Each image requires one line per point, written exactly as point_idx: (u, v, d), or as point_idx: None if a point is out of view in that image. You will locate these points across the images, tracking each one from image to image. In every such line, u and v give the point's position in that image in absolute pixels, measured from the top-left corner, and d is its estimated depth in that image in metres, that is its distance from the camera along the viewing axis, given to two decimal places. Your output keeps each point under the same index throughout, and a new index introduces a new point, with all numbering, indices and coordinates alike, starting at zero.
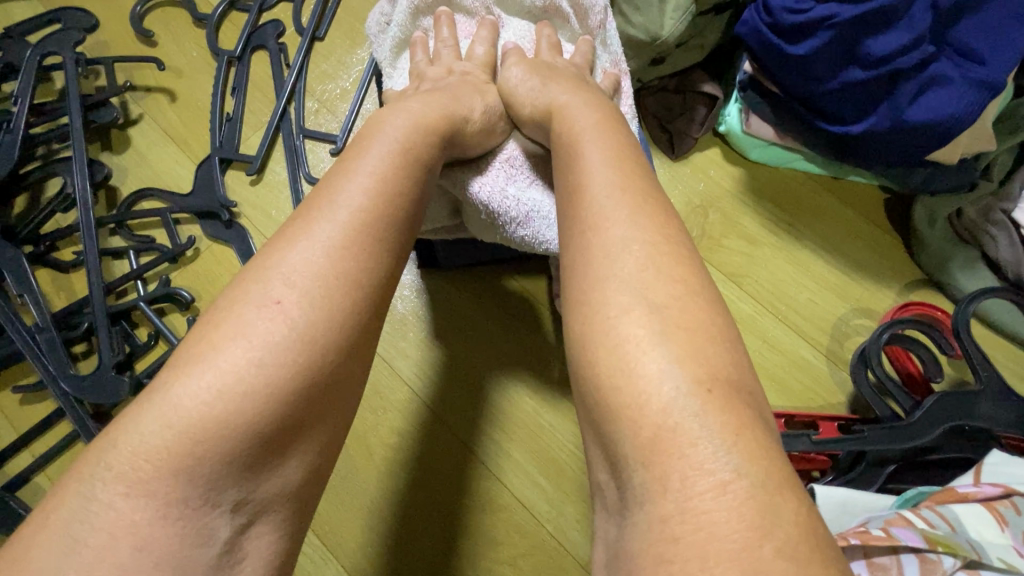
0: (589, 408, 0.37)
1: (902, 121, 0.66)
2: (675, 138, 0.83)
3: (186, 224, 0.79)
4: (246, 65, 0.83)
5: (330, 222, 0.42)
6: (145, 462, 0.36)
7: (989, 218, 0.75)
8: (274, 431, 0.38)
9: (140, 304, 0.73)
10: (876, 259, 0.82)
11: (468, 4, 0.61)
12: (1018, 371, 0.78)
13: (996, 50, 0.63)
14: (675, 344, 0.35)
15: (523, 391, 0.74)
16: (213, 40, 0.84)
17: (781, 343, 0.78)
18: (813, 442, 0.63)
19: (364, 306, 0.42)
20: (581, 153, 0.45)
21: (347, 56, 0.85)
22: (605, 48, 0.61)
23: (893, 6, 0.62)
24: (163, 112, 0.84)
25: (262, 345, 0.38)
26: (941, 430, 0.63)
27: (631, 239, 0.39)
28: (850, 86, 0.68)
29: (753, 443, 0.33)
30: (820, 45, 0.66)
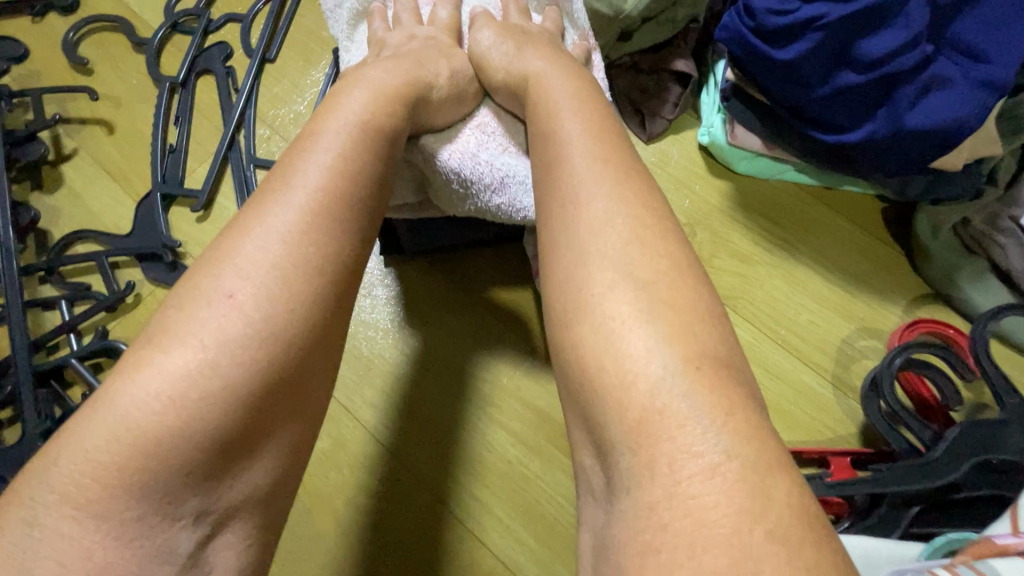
0: (574, 397, 0.33)
1: (902, 128, 0.60)
2: (647, 119, 0.79)
3: (126, 268, 0.71)
4: (190, 91, 0.77)
5: (290, 206, 0.39)
6: (76, 482, 0.31)
7: (996, 225, 0.68)
8: (236, 437, 0.35)
9: (72, 360, 0.64)
10: (875, 274, 0.77)
11: None
12: None
13: (1004, 45, 0.56)
14: (659, 321, 0.32)
15: (503, 417, 0.69)
16: (156, 68, 0.78)
17: (784, 368, 0.72)
18: (828, 486, 0.59)
19: (330, 296, 0.39)
20: (555, 121, 0.42)
21: (301, 78, 0.79)
22: (572, 20, 0.58)
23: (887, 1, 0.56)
24: (102, 149, 0.76)
25: (216, 345, 0.35)
26: (968, 465, 0.56)
27: (612, 210, 0.36)
28: (845, 91, 0.62)
29: (742, 418, 0.29)
30: (810, 47, 0.60)
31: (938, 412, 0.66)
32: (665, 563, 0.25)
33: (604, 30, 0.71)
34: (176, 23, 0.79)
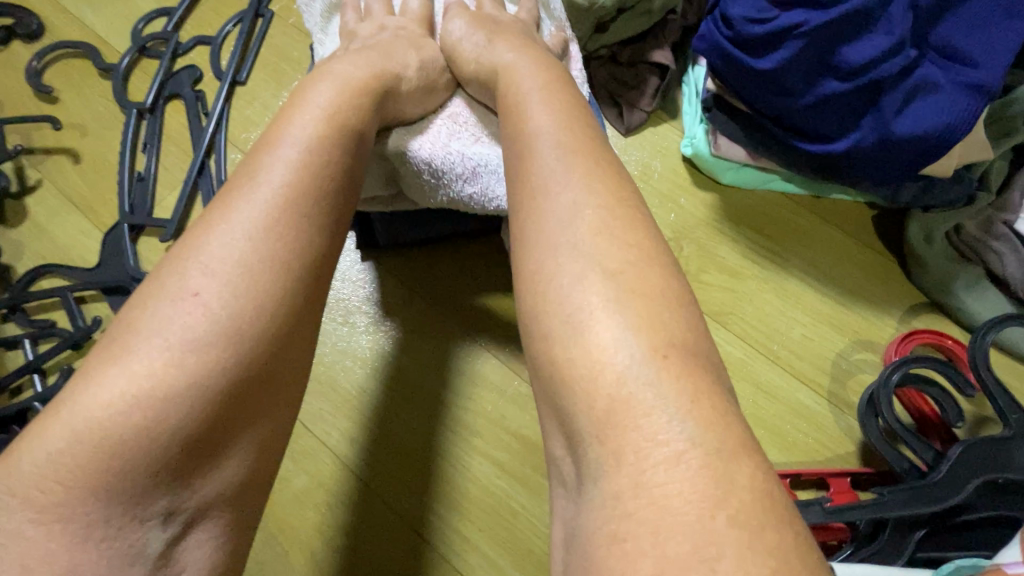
0: (543, 392, 0.32)
1: (889, 136, 0.49)
2: (624, 109, 0.60)
3: (93, 303, 0.53)
4: (160, 117, 0.59)
5: (254, 202, 0.35)
6: (29, 488, 0.27)
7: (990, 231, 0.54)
8: (206, 433, 0.30)
9: (33, 406, 0.48)
10: (875, 285, 0.58)
11: None
12: None
13: (992, 46, 0.45)
14: (628, 308, 0.30)
15: (494, 449, 0.55)
16: (121, 92, 0.59)
17: (805, 408, 0.54)
18: (828, 512, 0.46)
19: (300, 292, 0.35)
20: (523, 113, 0.41)
21: (274, 99, 0.60)
22: (550, 11, 0.53)
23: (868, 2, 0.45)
24: (66, 178, 0.57)
25: (182, 343, 0.30)
26: (973, 487, 0.46)
27: (581, 200, 0.35)
28: (830, 101, 0.50)
29: (704, 402, 0.27)
30: (791, 56, 0.49)
31: (938, 427, 0.54)
32: (630, 553, 0.24)
33: (576, 14, 0.55)
34: (139, 43, 0.61)
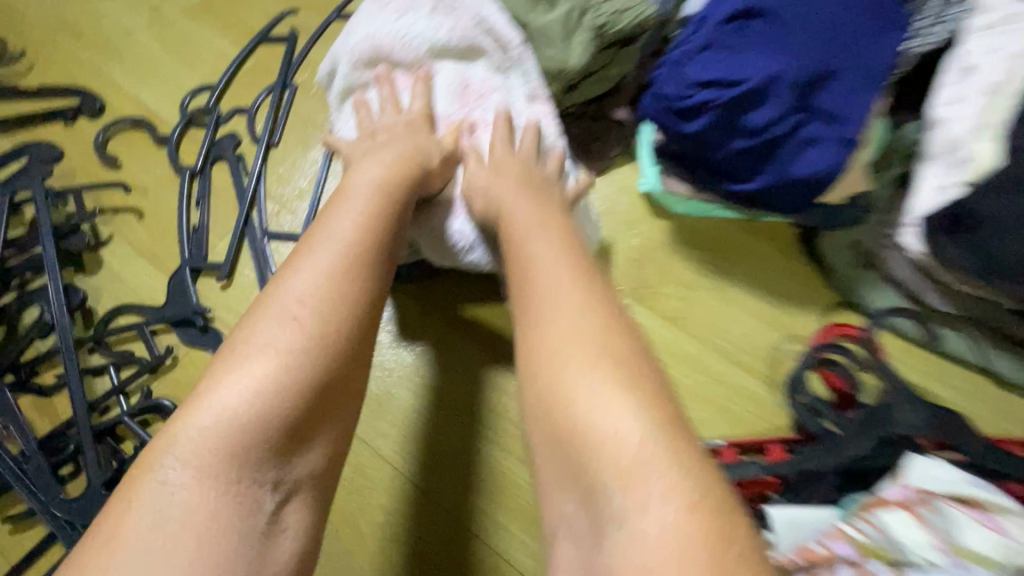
0: (540, 448, 0.39)
1: (789, 183, 0.54)
2: (591, 154, 0.70)
3: (163, 333, 0.67)
4: (208, 177, 0.73)
5: (329, 250, 0.46)
6: (185, 457, 0.36)
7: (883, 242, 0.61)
8: (303, 419, 0.40)
9: (124, 417, 0.61)
10: (809, 285, 0.64)
11: (403, 58, 0.61)
12: (996, 408, 0.58)
13: (858, 106, 0.52)
14: (605, 369, 0.36)
15: (499, 432, 0.64)
16: (176, 158, 0.74)
17: (752, 393, 0.62)
18: (764, 467, 0.53)
19: (366, 321, 0.45)
20: (524, 221, 0.50)
21: (303, 158, 0.74)
22: (524, 80, 0.60)
23: (755, 80, 0.51)
24: (134, 232, 0.72)
25: (288, 351, 0.40)
26: (872, 444, 0.52)
27: (568, 283, 0.43)
28: (737, 157, 0.55)
29: (663, 427, 0.33)
30: (705, 122, 0.54)
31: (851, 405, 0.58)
32: None
33: (549, 77, 0.62)
34: (187, 117, 0.76)
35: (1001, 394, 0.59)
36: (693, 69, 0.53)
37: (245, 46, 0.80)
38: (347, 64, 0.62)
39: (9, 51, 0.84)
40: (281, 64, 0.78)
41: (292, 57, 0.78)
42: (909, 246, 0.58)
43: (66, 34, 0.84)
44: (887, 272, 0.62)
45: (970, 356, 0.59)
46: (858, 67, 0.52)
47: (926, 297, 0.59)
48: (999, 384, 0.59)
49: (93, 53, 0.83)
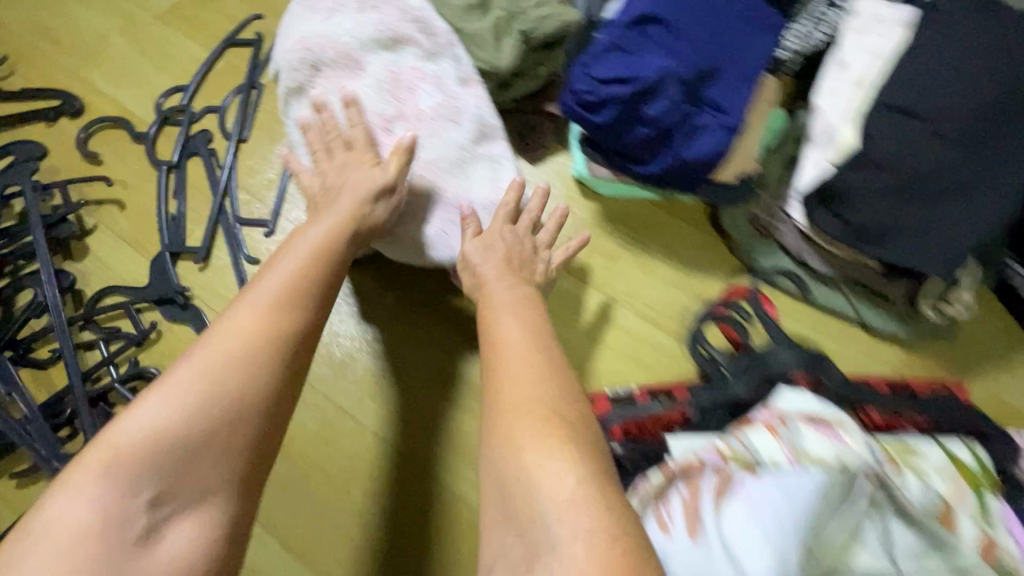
0: (491, 502, 0.42)
1: (684, 164, 0.64)
2: (528, 145, 0.79)
3: (147, 312, 0.74)
4: (184, 171, 0.81)
5: (253, 291, 0.51)
6: (95, 457, 0.41)
7: (773, 215, 0.71)
8: (195, 443, 0.44)
9: (114, 384, 0.69)
10: (715, 256, 0.75)
11: (334, 58, 0.65)
12: (862, 356, 0.70)
13: (735, 99, 0.62)
14: (554, 434, 0.41)
15: (449, 391, 0.72)
16: (153, 153, 0.82)
17: (665, 348, 0.72)
18: (663, 403, 0.62)
19: (281, 356, 0.49)
20: (499, 304, 0.54)
21: (269, 152, 0.82)
22: (455, 64, 0.65)
23: (649, 78, 0.60)
24: (116, 222, 0.79)
25: (189, 381, 0.45)
26: (751, 381, 0.62)
27: (533, 361, 0.47)
28: (639, 144, 0.64)
29: (590, 483, 0.38)
30: (610, 115, 0.62)
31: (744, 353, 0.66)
32: None
33: (484, 76, 0.71)
34: (162, 115, 0.83)
35: (867, 342, 0.70)
36: (599, 67, 0.62)
37: (213, 50, 0.87)
38: (286, 70, 0.66)
39: None
40: (247, 66, 0.86)
41: (258, 60, 0.86)
42: (796, 217, 0.69)
43: (44, 41, 0.90)
44: (778, 242, 0.72)
45: (844, 310, 0.70)
46: (734, 66, 0.63)
47: (808, 261, 0.70)
48: (869, 334, 0.70)
49: (71, 58, 0.89)
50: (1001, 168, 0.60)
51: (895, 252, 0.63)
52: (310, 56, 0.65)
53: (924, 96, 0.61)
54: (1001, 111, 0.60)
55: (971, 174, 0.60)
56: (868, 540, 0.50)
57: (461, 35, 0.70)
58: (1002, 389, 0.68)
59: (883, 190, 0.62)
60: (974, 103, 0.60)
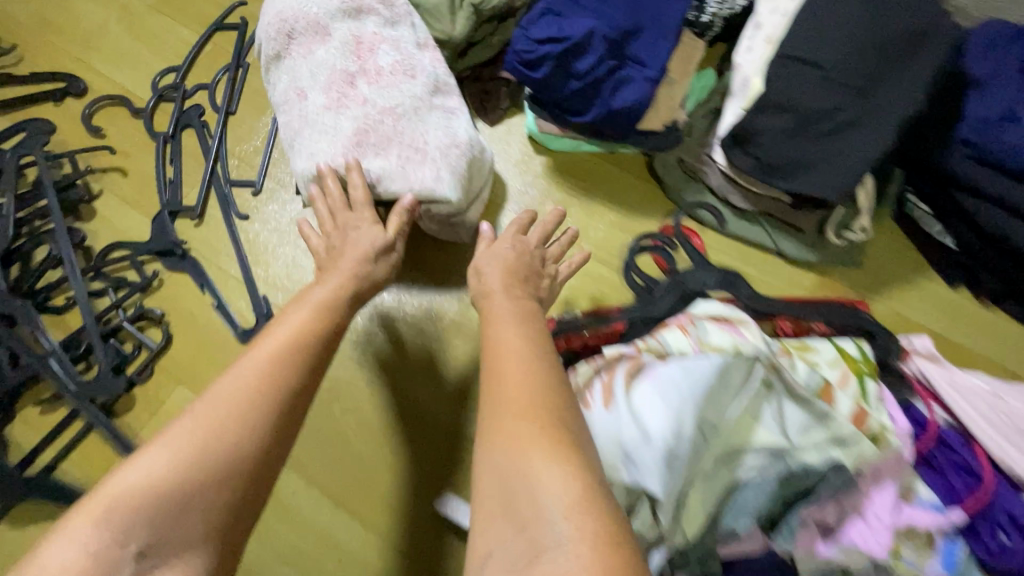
0: (485, 496, 0.43)
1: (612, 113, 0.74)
2: (485, 107, 0.88)
3: (150, 263, 0.84)
4: (179, 141, 0.90)
5: (265, 344, 0.53)
6: (93, 507, 0.42)
7: (700, 160, 0.81)
8: (196, 491, 0.45)
9: (123, 323, 0.78)
10: (653, 200, 0.84)
11: (306, 27, 0.74)
12: (780, 281, 0.79)
13: (654, 54, 0.73)
14: (549, 445, 0.43)
15: (425, 329, 0.81)
16: (151, 126, 0.91)
17: (609, 282, 0.81)
18: (599, 317, 0.70)
19: (287, 403, 0.51)
20: (499, 316, 0.57)
21: (256, 123, 0.91)
22: (414, 32, 0.77)
23: (579, 38, 0.70)
24: (120, 186, 0.89)
25: (199, 425, 0.47)
26: (674, 297, 0.71)
27: (529, 364, 0.49)
28: (574, 95, 0.74)
29: (586, 498, 0.39)
30: (546, 70, 0.72)
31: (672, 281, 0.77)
32: None
33: (441, 46, 0.81)
34: (158, 92, 0.92)
35: (784, 269, 0.79)
36: (536, 29, 0.72)
37: (202, 34, 0.97)
38: (266, 40, 0.76)
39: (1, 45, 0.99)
40: (234, 47, 0.95)
41: (243, 41, 0.95)
42: (718, 160, 0.78)
43: (48, 31, 1.00)
44: (707, 183, 0.81)
45: (760, 240, 0.79)
46: (653, 27, 0.73)
47: (730, 198, 0.79)
48: (785, 262, 0.80)
49: (74, 44, 0.99)
50: (884, 106, 0.69)
51: (797, 184, 0.72)
52: (285, 27, 0.75)
53: (821, 44, 0.70)
54: (884, 55, 0.69)
55: (857, 113, 0.69)
56: (764, 418, 0.60)
57: (420, 9, 0.80)
58: (904, 307, 0.77)
59: (784, 129, 0.71)
60: (859, 51, 0.69)
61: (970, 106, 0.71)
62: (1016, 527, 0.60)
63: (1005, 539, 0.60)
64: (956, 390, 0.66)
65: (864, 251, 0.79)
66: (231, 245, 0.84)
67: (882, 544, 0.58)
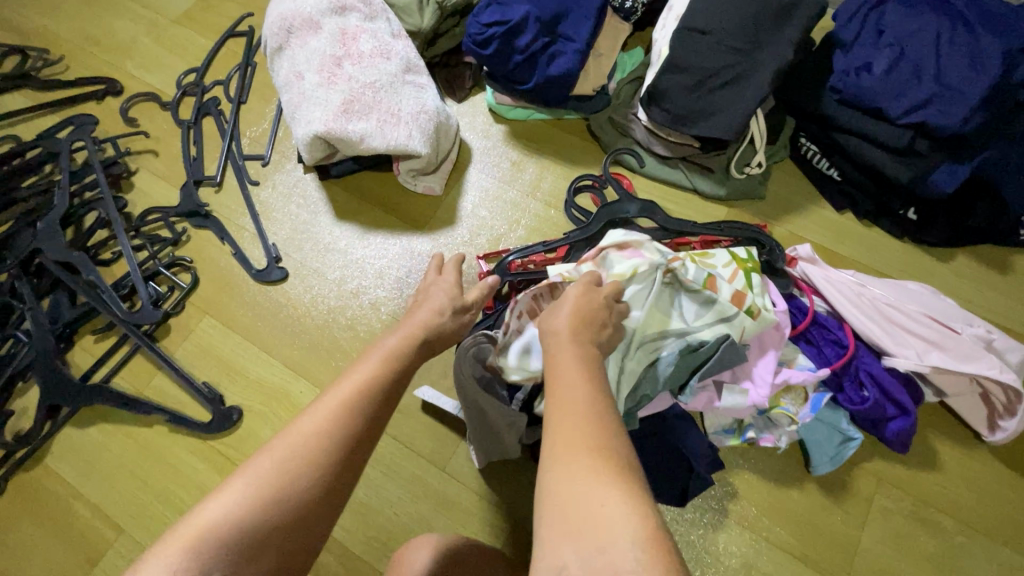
0: (552, 519, 0.39)
1: (548, 79, 0.92)
2: (452, 87, 1.04)
3: (179, 223, 1.01)
4: (200, 126, 1.08)
5: (348, 380, 0.53)
6: (179, 536, 0.42)
7: (627, 118, 0.98)
8: (273, 525, 0.45)
9: (160, 268, 0.95)
10: (592, 153, 1.00)
11: (302, 24, 0.93)
12: (697, 213, 0.95)
13: (580, 31, 0.91)
14: (614, 483, 0.38)
15: (410, 273, 0.95)
16: (176, 115, 1.10)
17: (558, 221, 0.97)
18: (545, 247, 0.84)
19: (359, 436, 0.50)
20: (561, 354, 0.51)
21: (263, 110, 1.10)
22: (389, 24, 0.96)
23: (517, 22, 0.90)
24: (153, 165, 1.07)
25: (278, 457, 0.47)
26: (603, 222, 0.87)
27: (600, 402, 0.45)
28: (517, 67, 0.92)
29: (659, 541, 0.35)
30: (493, 48, 0.91)
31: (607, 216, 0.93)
32: None
33: (412, 36, 0.99)
34: (181, 88, 1.11)
35: (701, 204, 0.96)
36: (485, 16, 0.92)
37: (217, 41, 1.16)
38: (270, 36, 0.95)
39: (51, 57, 1.19)
40: (243, 50, 1.15)
41: (250, 43, 1.14)
42: (641, 116, 0.96)
43: (90, 44, 1.20)
44: (634, 137, 0.98)
45: (680, 179, 0.96)
46: (580, 12, 0.92)
47: (653, 147, 0.96)
48: (701, 198, 0.96)
49: (111, 54, 1.18)
50: (764, 61, 0.86)
51: (700, 129, 0.89)
52: (286, 24, 0.94)
53: (711, 17, 0.88)
54: (761, 22, 0.87)
55: (741, 69, 0.87)
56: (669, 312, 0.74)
57: (394, 8, 0.98)
58: (800, 229, 0.94)
59: (686, 85, 0.89)
60: (741, 20, 0.87)
61: (835, 62, 0.88)
62: (872, 380, 0.76)
63: (863, 391, 0.76)
64: (830, 282, 0.81)
65: (766, 186, 0.96)
66: (245, 205, 1.01)
67: (763, 395, 0.73)
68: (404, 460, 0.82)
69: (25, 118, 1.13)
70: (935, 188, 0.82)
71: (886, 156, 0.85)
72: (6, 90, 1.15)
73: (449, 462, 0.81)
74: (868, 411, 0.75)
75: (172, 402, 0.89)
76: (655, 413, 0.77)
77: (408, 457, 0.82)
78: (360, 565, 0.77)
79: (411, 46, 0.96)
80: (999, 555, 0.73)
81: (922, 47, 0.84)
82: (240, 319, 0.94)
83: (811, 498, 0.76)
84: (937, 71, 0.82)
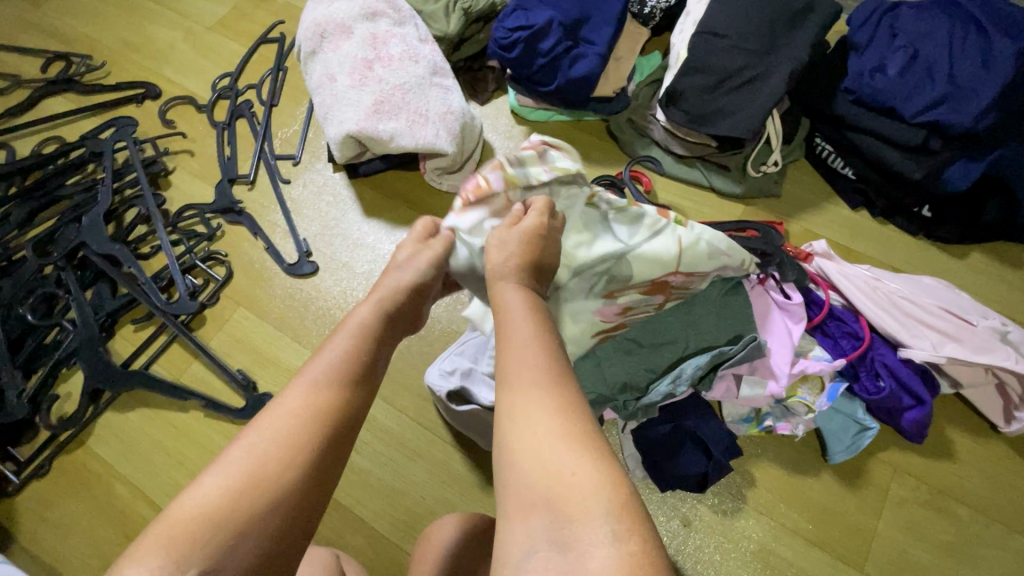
0: (518, 489, 0.42)
1: (570, 80, 0.95)
2: (475, 92, 1.09)
3: (214, 219, 1.06)
4: (233, 127, 1.13)
5: (319, 368, 0.55)
6: (165, 530, 0.43)
7: (646, 119, 1.01)
8: (261, 511, 0.46)
9: (196, 262, 1.00)
10: (611, 153, 1.04)
11: (334, 31, 0.98)
12: (713, 211, 0.98)
13: (601, 36, 0.95)
14: (573, 450, 0.42)
15: None
16: (212, 118, 1.15)
17: None
18: None
19: (338, 419, 0.53)
20: (514, 327, 0.53)
21: (294, 111, 1.14)
22: (417, 30, 1.00)
23: (541, 28, 0.94)
24: (190, 164, 1.12)
25: (260, 444, 0.49)
26: None
27: (553, 370, 0.49)
28: (539, 70, 0.96)
29: (618, 502, 0.39)
30: (518, 51, 0.95)
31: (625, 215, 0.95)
32: None
33: (438, 41, 1.03)
34: (216, 92, 1.16)
35: (717, 202, 0.98)
36: (510, 21, 0.96)
37: (250, 47, 1.21)
38: (304, 40, 0.99)
39: (93, 63, 1.25)
40: (275, 56, 1.20)
41: (282, 50, 1.19)
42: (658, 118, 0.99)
43: (130, 51, 1.25)
44: (653, 138, 1.02)
45: (696, 177, 0.99)
46: (600, 19, 0.96)
47: (670, 146, 0.99)
48: (717, 196, 0.99)
49: (150, 60, 1.24)
50: (781, 64, 0.89)
51: (720, 128, 0.91)
52: (319, 30, 0.99)
53: (728, 22, 0.91)
54: (776, 26, 0.90)
55: (758, 70, 0.89)
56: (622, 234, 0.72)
57: (422, 15, 1.03)
58: (815, 226, 0.96)
59: (704, 86, 0.91)
60: (757, 24, 0.90)
61: (850, 64, 0.90)
62: (887, 371, 0.78)
63: (879, 381, 0.77)
64: (846, 277, 0.82)
65: (781, 184, 0.98)
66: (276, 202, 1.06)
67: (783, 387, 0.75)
68: (430, 446, 0.85)
69: (69, 120, 1.18)
70: (949, 185, 0.85)
71: (899, 155, 0.87)
72: (51, 94, 1.21)
73: (473, 448, 0.84)
74: (884, 401, 0.76)
75: (208, 388, 0.93)
76: (674, 402, 0.79)
77: (434, 442, 0.85)
78: (389, 546, 0.80)
79: (437, 49, 1.00)
80: (1016, 544, 0.74)
81: (935, 49, 0.86)
82: (272, 310, 0.98)
83: (826, 486, 0.78)
84: (951, 72, 0.84)
